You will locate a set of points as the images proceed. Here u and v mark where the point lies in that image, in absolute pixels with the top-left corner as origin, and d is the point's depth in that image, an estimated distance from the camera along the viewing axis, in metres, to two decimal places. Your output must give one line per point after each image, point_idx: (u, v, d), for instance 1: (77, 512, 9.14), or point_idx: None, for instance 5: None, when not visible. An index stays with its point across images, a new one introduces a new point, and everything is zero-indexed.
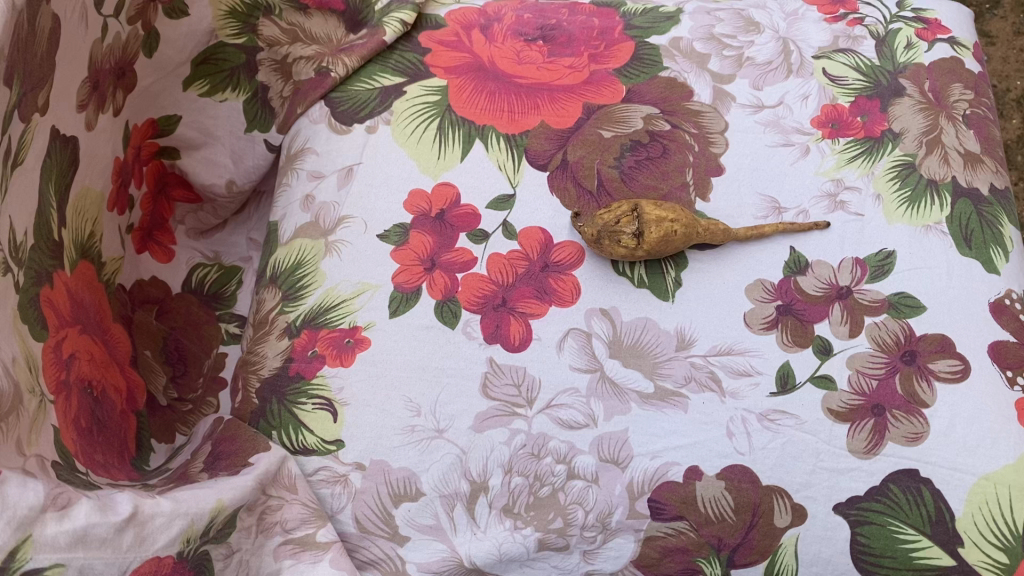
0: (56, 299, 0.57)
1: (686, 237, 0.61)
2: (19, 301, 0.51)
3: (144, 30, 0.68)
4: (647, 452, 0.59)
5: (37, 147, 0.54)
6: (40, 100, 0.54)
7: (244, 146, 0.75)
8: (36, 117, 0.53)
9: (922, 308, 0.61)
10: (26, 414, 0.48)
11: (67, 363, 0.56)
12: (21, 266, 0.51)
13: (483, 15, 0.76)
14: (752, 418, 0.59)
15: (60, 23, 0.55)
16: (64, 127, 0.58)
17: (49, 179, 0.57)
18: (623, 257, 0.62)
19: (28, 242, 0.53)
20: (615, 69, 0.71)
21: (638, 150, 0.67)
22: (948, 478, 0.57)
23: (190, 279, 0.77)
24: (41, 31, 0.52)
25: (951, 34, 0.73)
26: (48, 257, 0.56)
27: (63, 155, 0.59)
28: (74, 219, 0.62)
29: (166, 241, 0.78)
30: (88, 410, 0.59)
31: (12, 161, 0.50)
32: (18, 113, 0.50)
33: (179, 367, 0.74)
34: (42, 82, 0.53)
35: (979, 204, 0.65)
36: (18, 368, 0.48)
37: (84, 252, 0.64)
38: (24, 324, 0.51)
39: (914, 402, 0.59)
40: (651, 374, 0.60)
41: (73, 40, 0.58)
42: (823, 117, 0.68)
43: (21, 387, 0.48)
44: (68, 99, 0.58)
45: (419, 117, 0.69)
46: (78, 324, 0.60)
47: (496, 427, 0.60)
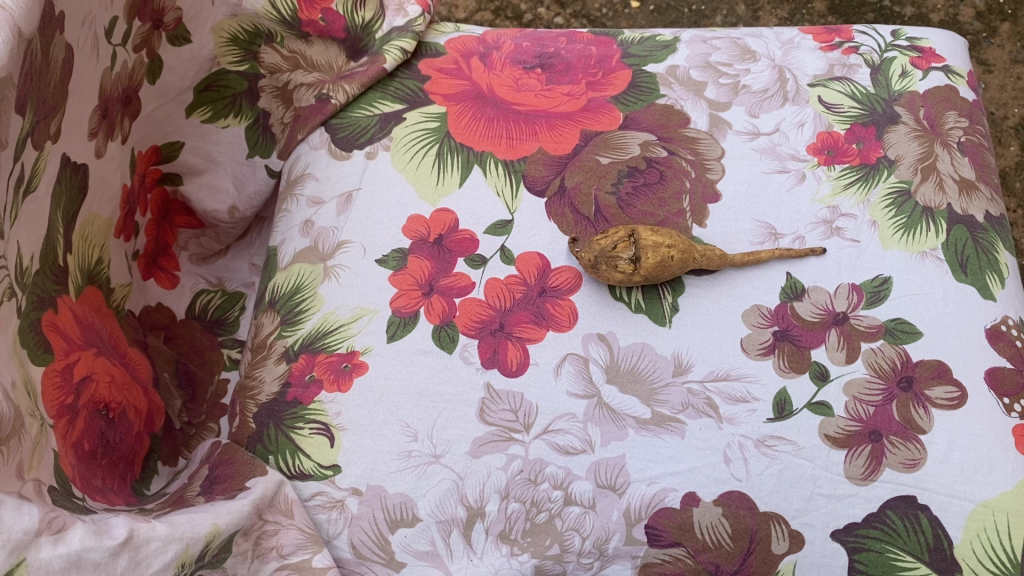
0: (62, 323, 0.57)
1: (683, 263, 0.62)
2: (21, 325, 0.51)
3: (149, 57, 0.68)
4: (644, 478, 0.59)
5: (48, 175, 0.55)
6: (53, 128, 0.54)
7: (246, 172, 0.76)
8: (48, 145, 0.54)
9: (918, 334, 0.61)
10: (26, 438, 0.48)
11: (73, 387, 0.57)
12: (24, 291, 0.52)
13: (482, 43, 0.77)
14: (750, 443, 0.59)
15: (74, 52, 0.56)
16: (75, 155, 0.59)
17: (58, 205, 0.58)
18: (623, 282, 0.62)
19: (33, 266, 0.53)
20: (612, 96, 0.72)
21: (636, 176, 0.68)
22: (946, 505, 0.57)
23: (193, 305, 0.78)
24: (55, 61, 0.53)
25: (946, 62, 0.73)
26: (54, 281, 0.57)
27: (73, 182, 0.59)
28: (80, 245, 0.62)
29: (171, 268, 0.78)
30: (94, 432, 0.59)
31: (22, 189, 0.51)
32: (31, 141, 0.51)
33: (189, 391, 0.74)
34: (55, 110, 0.54)
35: (975, 230, 0.65)
36: (17, 393, 0.48)
37: (92, 277, 0.65)
38: (23, 348, 0.51)
39: (911, 428, 0.59)
40: (649, 400, 0.60)
41: (87, 69, 0.58)
42: (819, 144, 0.69)
43: (22, 411, 0.48)
44: (80, 128, 0.59)
45: (418, 143, 0.70)
46: (93, 347, 0.60)
47: (493, 452, 0.60)
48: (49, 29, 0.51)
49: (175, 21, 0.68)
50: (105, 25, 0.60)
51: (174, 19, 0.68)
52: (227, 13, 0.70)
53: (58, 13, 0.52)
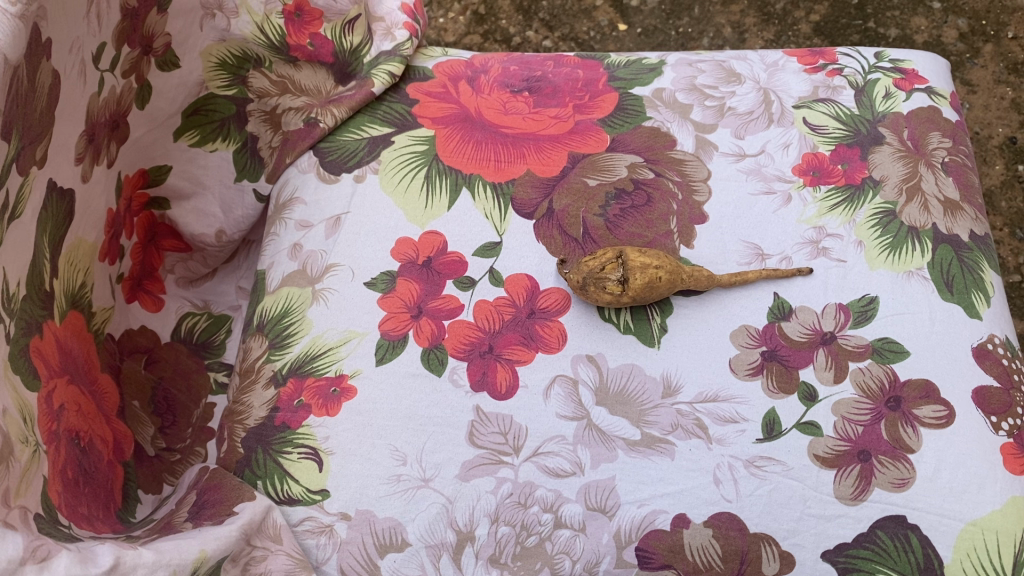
0: (45, 349, 0.57)
1: (671, 284, 0.62)
2: (9, 351, 0.51)
3: (139, 82, 0.68)
4: (634, 500, 0.59)
5: (34, 201, 0.55)
6: (39, 153, 0.54)
7: (233, 196, 0.76)
8: (34, 171, 0.54)
9: (905, 353, 0.61)
10: (16, 463, 0.48)
11: (56, 413, 0.56)
12: (12, 316, 0.52)
13: (471, 67, 0.77)
14: (739, 464, 0.59)
15: (61, 78, 0.56)
16: (61, 180, 0.59)
17: (44, 231, 0.57)
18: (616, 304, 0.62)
19: (20, 292, 0.53)
20: (599, 119, 0.72)
21: (623, 199, 0.68)
22: (936, 525, 0.57)
23: (179, 329, 0.77)
24: (40, 87, 0.53)
25: (928, 83, 0.74)
26: (39, 306, 0.57)
27: (59, 207, 0.59)
28: (65, 269, 0.62)
29: (155, 291, 0.78)
30: (75, 460, 0.59)
31: (7, 214, 0.50)
32: (17, 166, 0.51)
33: (167, 417, 0.73)
34: (41, 136, 0.54)
35: (960, 249, 0.66)
36: (6, 419, 0.48)
37: (75, 302, 0.65)
38: (13, 374, 0.51)
39: (901, 448, 0.59)
40: (638, 422, 0.60)
41: (75, 95, 0.58)
42: (804, 165, 0.69)
43: (11, 438, 0.48)
44: (67, 153, 0.59)
45: (406, 167, 0.71)
46: (66, 374, 0.60)
47: (482, 475, 0.60)
48: (36, 55, 0.51)
49: (164, 46, 0.69)
50: (92, 52, 0.60)
51: (163, 44, 0.69)
52: (215, 38, 0.71)
53: (45, 38, 0.52)
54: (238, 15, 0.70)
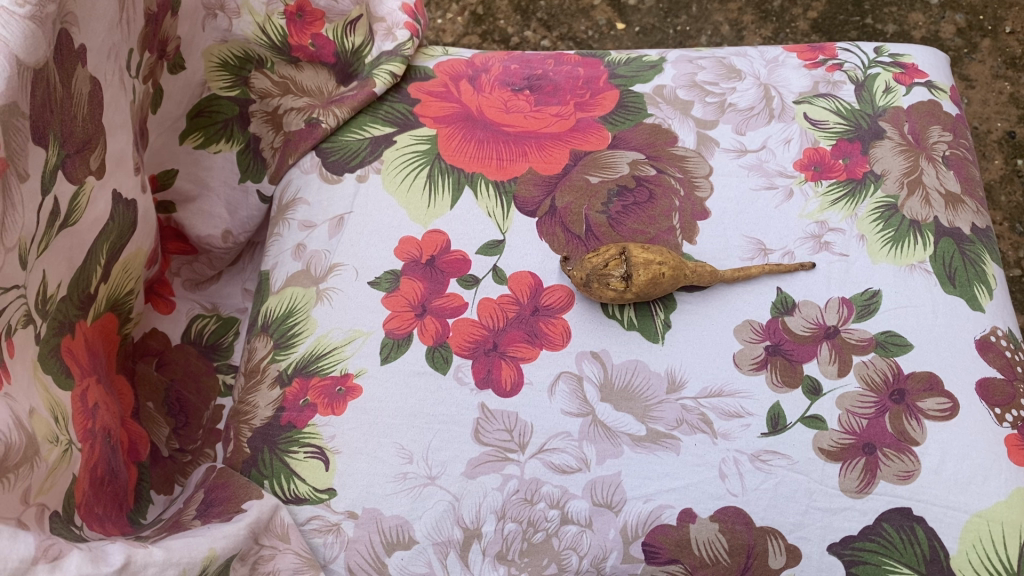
0: (76, 349, 0.57)
1: (674, 279, 0.62)
2: (41, 351, 0.51)
3: (154, 88, 0.68)
4: (640, 495, 0.59)
5: (95, 211, 0.55)
6: (95, 163, 0.54)
7: (238, 197, 0.76)
8: (90, 180, 0.54)
9: (909, 346, 0.62)
10: (43, 463, 0.48)
11: (90, 412, 0.57)
12: (47, 318, 0.52)
13: (471, 66, 0.77)
14: (744, 459, 0.59)
15: (105, 88, 0.54)
16: (125, 191, 0.60)
17: (106, 239, 0.58)
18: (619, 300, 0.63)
19: (60, 293, 0.53)
20: (600, 116, 0.73)
21: (625, 196, 0.68)
22: (941, 517, 0.57)
23: (189, 331, 0.77)
24: (78, 95, 0.51)
25: (928, 78, 0.74)
26: (77, 306, 0.57)
27: (124, 218, 0.60)
28: (118, 275, 0.62)
29: (166, 293, 0.78)
30: (104, 459, 0.59)
31: (58, 222, 0.51)
32: (64, 175, 0.51)
33: (180, 418, 0.73)
34: (95, 146, 0.54)
35: (962, 243, 0.66)
36: (35, 420, 0.48)
37: (116, 306, 0.65)
38: (45, 373, 0.51)
39: (904, 440, 0.59)
40: (643, 417, 0.61)
41: (119, 103, 0.57)
42: (806, 160, 0.69)
43: (39, 438, 0.48)
44: (128, 164, 0.60)
45: (409, 166, 0.71)
46: (94, 374, 0.60)
47: (488, 472, 0.60)
48: (67, 62, 0.49)
49: (174, 49, 0.69)
50: (126, 58, 0.58)
51: (174, 47, 0.69)
52: (216, 38, 0.72)
53: (78, 45, 0.50)
54: (239, 15, 0.71)
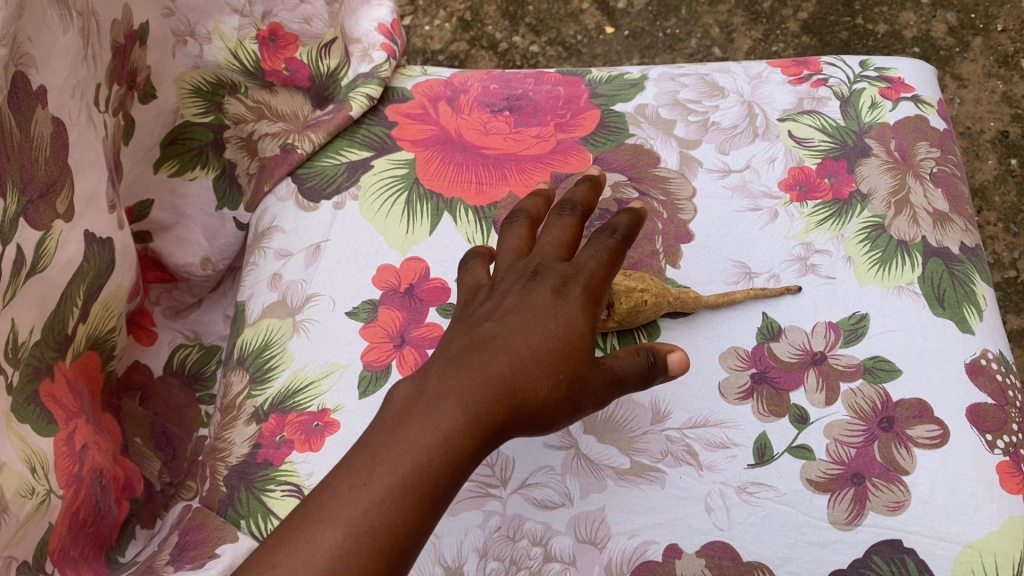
0: (58, 393, 0.55)
1: (657, 305, 0.61)
2: (15, 401, 0.50)
3: (124, 119, 0.65)
4: (625, 531, 0.57)
5: (66, 254, 0.54)
6: (61, 205, 0.53)
7: (215, 225, 0.74)
8: (57, 224, 0.52)
9: (897, 372, 0.60)
10: (12, 518, 0.47)
11: (76, 455, 0.55)
12: (17, 366, 0.50)
13: (449, 86, 0.76)
14: (731, 491, 0.58)
15: (68, 126, 0.52)
16: (99, 230, 0.57)
17: (82, 281, 0.56)
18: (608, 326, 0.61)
19: (32, 339, 0.52)
20: (581, 137, 0.71)
21: (608, 219, 0.67)
22: (933, 549, 0.55)
23: (170, 362, 0.74)
24: (39, 137, 0.49)
25: (915, 92, 0.73)
26: (53, 348, 0.55)
27: (100, 258, 0.58)
28: (97, 314, 0.60)
29: (147, 324, 0.75)
30: (91, 501, 0.57)
31: (25, 271, 0.49)
32: (27, 221, 0.49)
33: (169, 451, 0.70)
34: (60, 187, 0.52)
35: (951, 262, 0.64)
36: (6, 475, 0.46)
37: (98, 344, 0.62)
38: (21, 422, 0.50)
39: (894, 470, 0.57)
40: (627, 449, 0.59)
41: (88, 142, 0.55)
42: (790, 180, 0.68)
43: (8, 494, 0.46)
44: (100, 203, 0.57)
45: (387, 191, 0.70)
46: (82, 416, 0.58)
47: (469, 509, 0.58)
48: (25, 104, 0.48)
49: (144, 79, 0.66)
50: (93, 94, 0.56)
51: (144, 77, 0.66)
52: (188, 65, 0.69)
53: (38, 87, 0.49)
54: (211, 41, 0.69)
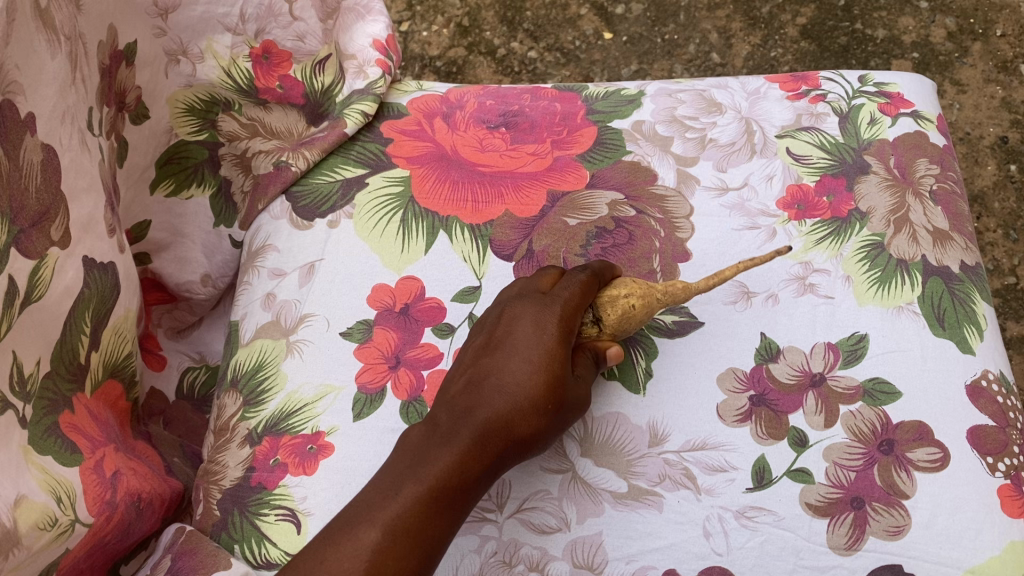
0: (81, 422, 0.54)
1: (646, 306, 0.59)
2: (32, 434, 0.48)
3: (117, 142, 0.64)
4: (623, 556, 0.57)
5: (63, 282, 0.52)
6: (57, 232, 0.51)
7: (212, 241, 0.74)
8: (53, 251, 0.51)
9: (898, 394, 0.60)
10: (24, 551, 0.46)
11: (108, 482, 0.54)
12: (29, 400, 0.49)
13: (446, 103, 0.75)
14: (729, 515, 0.57)
15: (60, 154, 0.51)
16: (99, 255, 0.57)
17: (86, 309, 0.55)
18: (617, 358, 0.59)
19: (40, 371, 0.51)
20: (579, 154, 0.71)
21: (605, 237, 0.67)
22: (933, 574, 0.55)
23: (181, 385, 0.75)
24: (28, 166, 0.48)
25: (914, 107, 0.72)
26: (67, 379, 0.54)
27: (102, 283, 0.57)
28: (108, 342, 0.59)
29: (154, 348, 0.76)
30: (121, 527, 0.55)
31: (20, 301, 0.48)
32: (19, 250, 0.48)
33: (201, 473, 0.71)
34: (54, 214, 0.51)
35: (951, 282, 0.64)
36: (22, 508, 0.45)
37: (114, 372, 0.61)
38: (42, 454, 0.49)
39: (894, 493, 0.57)
40: (625, 473, 0.59)
41: (82, 167, 0.54)
42: (789, 198, 0.68)
43: (23, 526, 0.45)
44: (99, 227, 0.56)
45: (382, 210, 0.69)
46: (110, 443, 0.57)
47: (465, 534, 0.58)
48: (14, 133, 0.47)
49: (136, 100, 0.65)
50: (86, 117, 0.55)
51: (135, 98, 0.65)
52: (181, 84, 0.69)
53: (26, 114, 0.48)
54: (204, 59, 0.68)
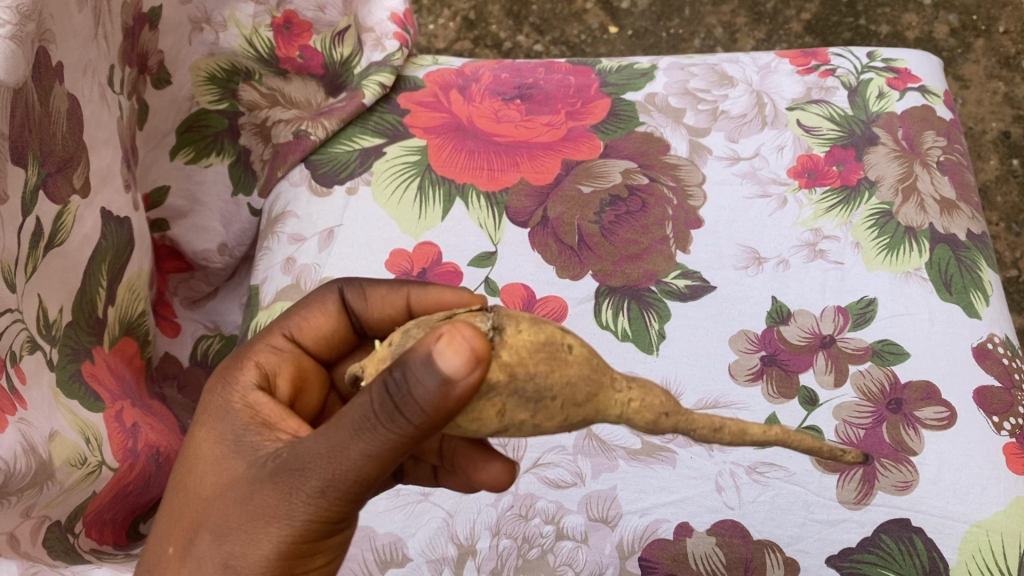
0: (99, 373, 0.55)
1: (582, 370, 0.38)
2: (59, 377, 0.50)
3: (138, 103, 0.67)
4: (636, 509, 0.58)
5: (82, 229, 0.54)
6: (78, 180, 0.53)
7: (231, 210, 0.74)
8: (75, 199, 0.53)
9: (905, 354, 0.61)
10: (55, 485, 0.47)
11: (130, 432, 0.55)
12: (54, 344, 0.51)
13: (461, 75, 0.76)
14: (741, 471, 0.58)
15: (82, 103, 0.53)
16: (116, 210, 0.59)
17: (102, 259, 0.57)
18: (464, 356, 0.34)
19: (62, 319, 0.52)
20: (592, 125, 0.72)
21: (618, 205, 0.68)
22: (940, 527, 0.56)
23: (195, 351, 0.74)
24: (57, 113, 0.50)
25: (922, 82, 0.73)
26: (87, 333, 0.55)
27: (118, 237, 0.59)
28: (123, 297, 0.61)
29: (170, 315, 0.75)
30: (141, 478, 0.56)
31: (43, 242, 0.50)
32: (45, 193, 0.50)
33: None
34: (76, 164, 0.53)
35: (958, 249, 0.65)
36: (56, 443, 0.47)
37: (130, 330, 0.62)
38: (68, 397, 0.50)
39: (903, 450, 0.58)
40: (639, 431, 0.60)
41: (101, 120, 0.56)
42: (799, 167, 0.69)
43: (56, 461, 0.47)
44: (115, 180, 0.58)
45: (399, 177, 0.71)
46: (127, 398, 0.58)
47: (481, 488, 0.59)
48: (46, 79, 0.49)
49: (158, 64, 0.67)
50: (107, 74, 0.57)
51: (157, 62, 0.67)
52: (204, 52, 0.70)
53: (56, 62, 0.50)
54: (227, 28, 0.70)
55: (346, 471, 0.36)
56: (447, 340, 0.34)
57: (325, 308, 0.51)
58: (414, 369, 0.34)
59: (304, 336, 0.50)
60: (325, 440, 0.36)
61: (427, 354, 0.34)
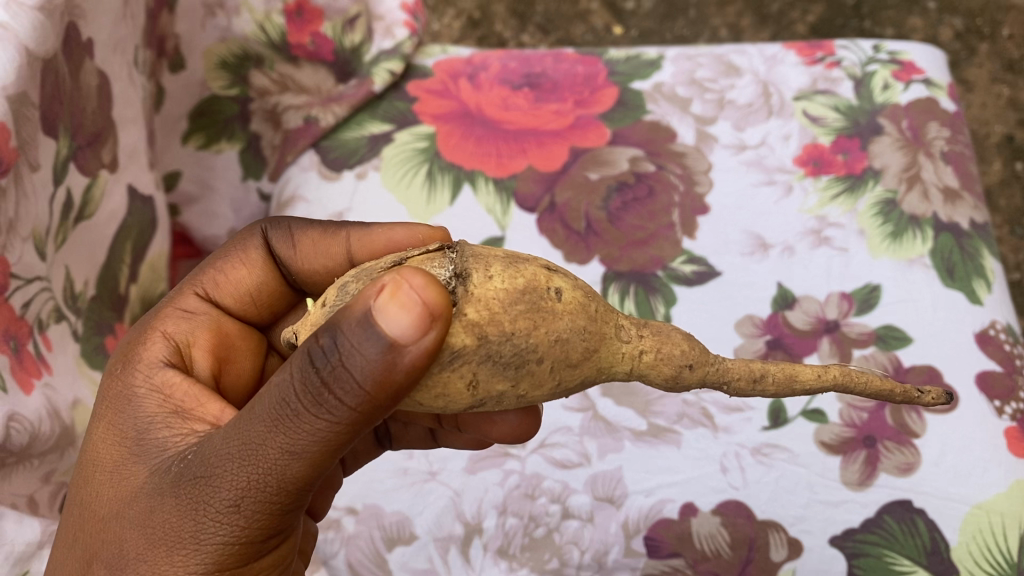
0: None
1: (574, 310, 0.37)
2: (83, 349, 0.53)
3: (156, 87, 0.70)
4: (642, 489, 0.58)
5: (112, 206, 0.56)
6: (107, 156, 0.55)
7: (240, 197, 0.75)
8: (104, 173, 0.54)
9: (909, 340, 0.62)
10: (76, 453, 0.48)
11: None
12: (78, 316, 0.53)
13: (470, 64, 0.76)
14: (745, 452, 0.59)
15: (111, 80, 0.54)
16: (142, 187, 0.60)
17: (127, 239, 0.58)
18: (413, 313, 0.31)
19: (88, 292, 0.54)
20: (599, 113, 0.73)
21: (625, 191, 0.69)
22: (941, 508, 0.56)
23: None
24: (88, 88, 0.51)
25: (925, 74, 0.73)
26: (111, 308, 0.56)
27: (142, 216, 0.60)
28: (147, 276, 0.61)
29: None
30: None
31: (73, 214, 0.52)
32: (77, 166, 0.51)
33: None
34: (103, 140, 0.54)
35: (961, 238, 0.65)
36: (80, 410, 0.49)
37: None
38: (93, 369, 0.53)
39: (905, 433, 0.59)
40: (644, 412, 0.61)
41: (129, 98, 0.57)
42: (805, 156, 0.70)
43: (78, 427, 0.49)
44: (140, 160, 0.60)
45: (409, 162, 0.71)
46: None
47: (488, 468, 0.60)
48: (77, 54, 0.50)
49: (174, 48, 0.71)
50: (133, 54, 0.58)
51: (174, 46, 0.71)
52: (216, 37, 0.71)
53: (87, 38, 0.51)
54: (239, 14, 0.71)
55: (263, 475, 0.33)
56: (391, 293, 0.31)
57: (251, 259, 0.48)
58: (349, 333, 0.31)
59: (222, 293, 0.47)
60: (234, 435, 0.33)
61: (366, 314, 0.31)
